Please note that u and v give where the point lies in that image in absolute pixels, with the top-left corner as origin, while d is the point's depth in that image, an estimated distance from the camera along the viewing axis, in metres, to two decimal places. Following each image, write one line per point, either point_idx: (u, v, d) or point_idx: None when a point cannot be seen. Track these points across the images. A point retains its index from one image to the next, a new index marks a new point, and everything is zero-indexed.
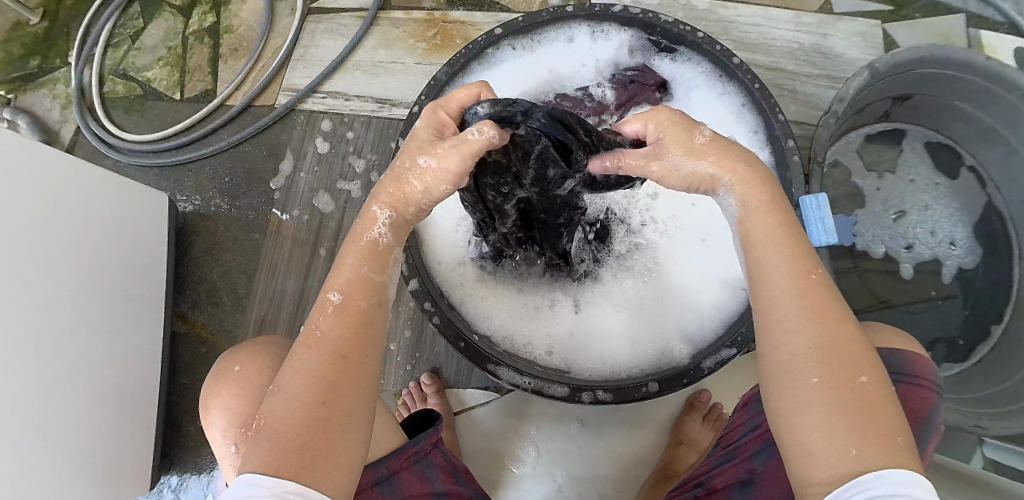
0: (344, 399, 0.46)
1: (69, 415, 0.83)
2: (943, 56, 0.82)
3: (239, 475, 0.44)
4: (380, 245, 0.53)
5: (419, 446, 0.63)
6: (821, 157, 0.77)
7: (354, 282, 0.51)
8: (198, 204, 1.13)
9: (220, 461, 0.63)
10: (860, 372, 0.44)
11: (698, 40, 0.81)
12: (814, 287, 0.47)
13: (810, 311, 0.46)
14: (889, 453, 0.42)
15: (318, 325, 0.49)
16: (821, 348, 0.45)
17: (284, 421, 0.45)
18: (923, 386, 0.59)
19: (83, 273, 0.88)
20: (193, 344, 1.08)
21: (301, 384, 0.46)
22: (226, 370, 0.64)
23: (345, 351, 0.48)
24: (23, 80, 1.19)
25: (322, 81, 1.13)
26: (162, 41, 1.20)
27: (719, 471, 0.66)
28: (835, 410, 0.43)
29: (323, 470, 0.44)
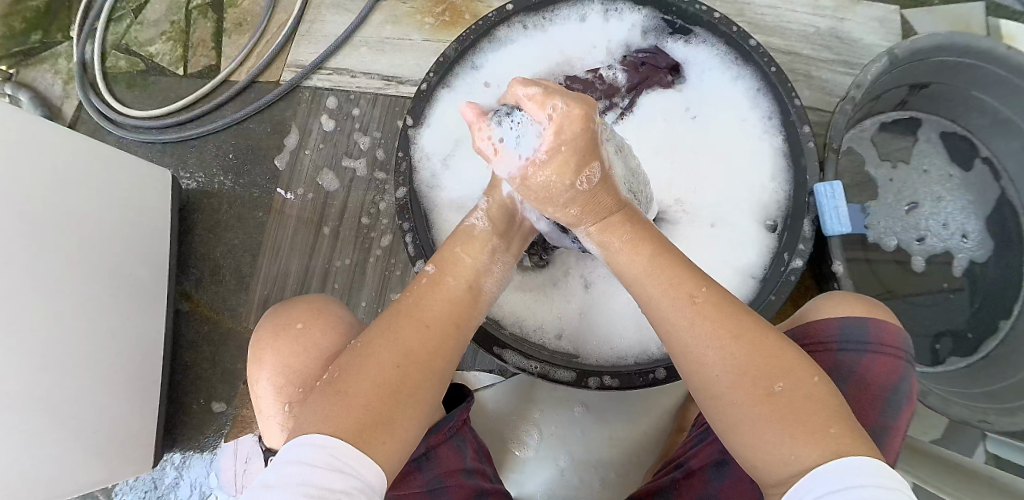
0: (416, 371, 0.49)
1: (69, 396, 0.83)
2: (963, 43, 0.81)
3: (296, 435, 0.45)
4: (476, 227, 0.60)
5: (453, 423, 0.62)
6: (837, 145, 0.76)
7: (451, 265, 0.56)
8: (202, 180, 1.11)
9: (263, 422, 0.64)
10: (778, 379, 0.47)
11: (714, 21, 0.78)
12: (701, 309, 0.50)
13: (717, 326, 0.50)
14: (824, 445, 0.44)
15: (418, 299, 0.53)
16: (741, 367, 0.48)
17: (365, 381, 0.47)
18: (886, 354, 0.61)
19: (84, 254, 0.87)
20: (195, 322, 1.07)
21: (379, 352, 0.49)
22: (281, 324, 0.63)
23: (429, 327, 0.51)
24: (24, 55, 1.17)
25: (328, 58, 1.11)
26: (165, 16, 1.18)
27: (695, 452, 0.67)
28: (768, 415, 0.46)
29: (380, 440, 0.45)
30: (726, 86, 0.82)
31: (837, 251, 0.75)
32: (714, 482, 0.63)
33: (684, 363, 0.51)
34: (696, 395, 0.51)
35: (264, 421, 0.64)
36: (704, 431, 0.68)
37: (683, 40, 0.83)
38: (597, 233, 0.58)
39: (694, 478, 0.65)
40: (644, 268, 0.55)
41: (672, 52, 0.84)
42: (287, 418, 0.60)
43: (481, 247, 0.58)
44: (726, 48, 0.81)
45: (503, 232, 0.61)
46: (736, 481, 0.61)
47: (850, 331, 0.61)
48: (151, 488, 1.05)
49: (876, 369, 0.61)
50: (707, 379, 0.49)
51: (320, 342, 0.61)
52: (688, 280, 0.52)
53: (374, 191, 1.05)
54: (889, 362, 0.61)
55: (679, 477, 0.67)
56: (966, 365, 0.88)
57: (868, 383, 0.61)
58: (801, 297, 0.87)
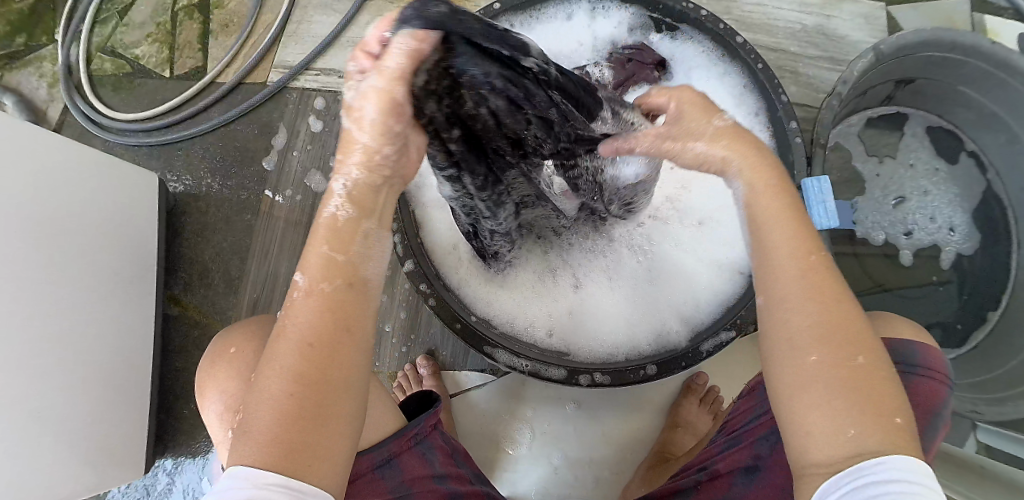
0: (320, 391, 0.43)
1: (56, 402, 0.82)
2: (948, 38, 0.81)
3: (223, 471, 0.43)
4: (343, 221, 0.47)
5: (418, 428, 0.63)
6: (824, 140, 0.76)
7: (319, 262, 0.46)
8: (190, 183, 1.11)
9: (218, 442, 0.63)
10: (860, 351, 0.44)
11: (702, 18, 0.78)
12: (815, 269, 0.46)
13: (821, 294, 0.45)
14: (886, 432, 0.42)
15: (288, 313, 0.45)
16: (825, 324, 0.44)
17: (261, 416, 0.43)
18: (936, 379, 0.60)
19: (75, 257, 0.86)
20: (185, 327, 1.06)
21: (272, 381, 0.43)
22: (222, 351, 0.64)
23: (313, 338, 0.44)
24: (9, 58, 1.16)
25: (315, 58, 1.10)
26: (151, 18, 1.17)
27: (723, 457, 0.66)
28: (851, 387, 0.43)
29: (306, 464, 0.42)
30: (715, 83, 0.82)
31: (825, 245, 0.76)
32: (741, 488, 0.62)
33: (767, 321, 0.47)
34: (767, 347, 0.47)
35: (219, 443, 0.63)
36: (737, 436, 0.66)
37: (670, 36, 0.84)
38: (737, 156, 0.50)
39: (721, 481, 0.64)
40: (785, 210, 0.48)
41: (659, 47, 0.84)
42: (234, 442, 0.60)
43: (352, 239, 0.47)
44: (712, 44, 0.81)
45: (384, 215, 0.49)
46: (766, 488, 0.61)
47: (901, 353, 0.60)
48: (143, 495, 1.04)
49: (926, 393, 0.59)
50: (790, 343, 0.45)
51: (252, 366, 0.61)
52: (809, 236, 0.47)
53: None
54: (935, 386, 0.60)
55: (703, 480, 0.66)
56: (957, 356, 0.89)
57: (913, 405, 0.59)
58: None
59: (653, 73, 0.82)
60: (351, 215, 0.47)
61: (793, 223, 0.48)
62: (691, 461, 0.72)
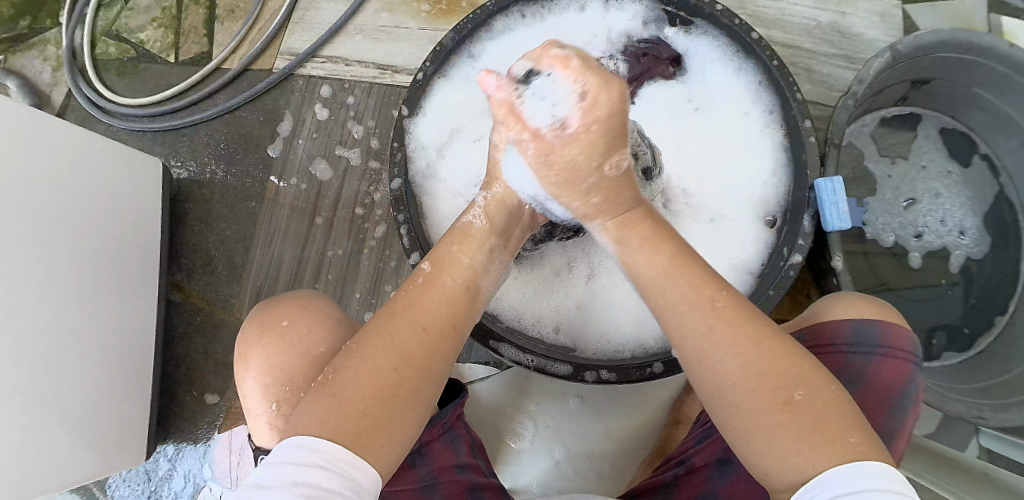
0: (414, 372, 0.47)
1: (59, 388, 0.81)
2: (965, 40, 0.80)
3: (286, 437, 0.44)
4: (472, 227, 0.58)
5: (447, 418, 0.61)
6: (838, 139, 0.75)
7: (446, 260, 0.55)
8: (194, 170, 1.10)
9: (251, 418, 0.62)
10: (796, 388, 0.46)
11: (716, 12, 0.77)
12: (722, 313, 0.50)
13: (744, 337, 0.49)
14: (840, 452, 0.43)
15: (410, 296, 0.51)
16: (750, 375, 0.47)
17: (357, 382, 0.46)
18: (896, 358, 0.62)
19: (79, 243, 0.86)
20: (188, 313, 1.06)
21: (373, 353, 0.47)
22: (269, 321, 0.62)
23: (426, 324, 0.50)
24: (13, 41, 1.14)
25: (322, 46, 1.09)
26: (156, 2, 1.16)
27: (698, 450, 0.67)
28: (790, 422, 0.45)
29: (377, 442, 0.45)
30: (729, 80, 0.80)
31: (836, 247, 0.74)
32: (717, 481, 0.63)
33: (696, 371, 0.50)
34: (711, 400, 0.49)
35: (254, 419, 0.62)
36: (708, 429, 0.67)
37: (684, 30, 0.81)
38: (614, 228, 0.57)
39: (697, 475, 0.65)
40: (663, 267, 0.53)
41: (673, 41, 0.82)
42: (275, 416, 0.60)
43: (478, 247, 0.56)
44: (728, 41, 0.79)
45: (500, 230, 0.59)
46: (739, 480, 0.61)
47: (862, 334, 0.62)
48: (144, 481, 1.04)
49: (887, 373, 0.61)
50: (723, 387, 0.48)
51: (309, 340, 0.60)
52: (706, 283, 0.52)
53: (368, 181, 1.04)
54: (898, 365, 0.62)
55: (681, 474, 0.67)
56: (961, 361, 0.89)
57: (878, 387, 0.61)
58: (800, 293, 0.87)
59: (667, 69, 0.82)
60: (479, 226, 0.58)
61: (679, 268, 0.53)
62: (674, 451, 0.72)
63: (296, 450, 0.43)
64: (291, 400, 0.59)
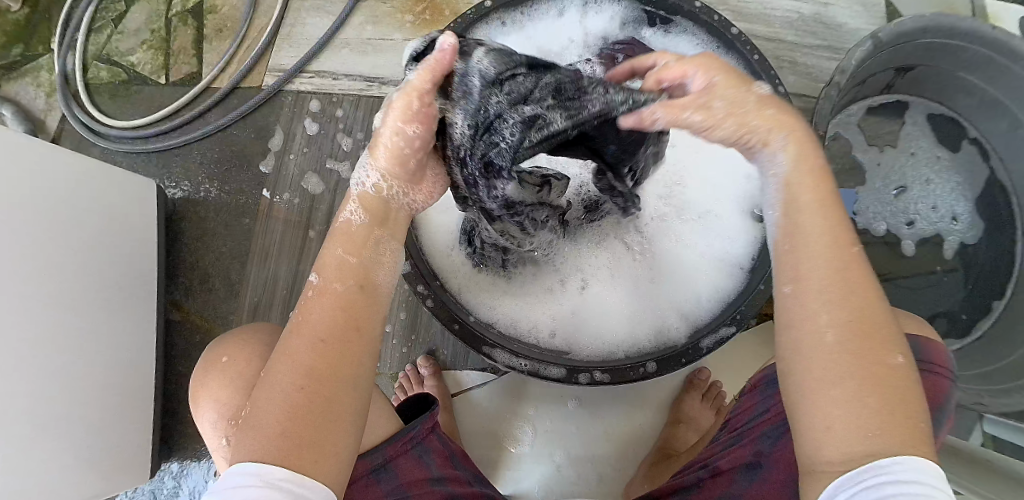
0: (327, 390, 0.46)
1: (64, 412, 0.82)
2: (949, 25, 0.79)
3: (229, 469, 0.44)
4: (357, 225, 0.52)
5: (416, 432, 0.62)
6: (822, 131, 0.74)
7: (335, 265, 0.50)
8: (188, 189, 1.10)
9: (213, 451, 0.64)
10: (890, 354, 0.43)
11: (695, 10, 0.77)
12: (854, 261, 0.46)
13: (854, 290, 0.45)
14: (909, 438, 0.41)
15: (305, 312, 0.48)
16: (858, 325, 0.44)
17: (272, 410, 0.45)
18: (939, 374, 0.60)
19: (78, 268, 0.87)
20: (187, 331, 1.06)
21: (282, 377, 0.46)
22: (213, 360, 0.64)
23: (326, 337, 0.47)
24: (6, 69, 1.16)
25: (309, 61, 1.10)
26: (145, 24, 1.17)
27: (726, 453, 0.66)
28: (873, 386, 0.42)
29: (309, 461, 0.44)
30: None
31: None
32: (742, 486, 0.62)
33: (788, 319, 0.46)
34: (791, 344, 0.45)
35: (216, 450, 0.64)
36: (739, 434, 0.66)
37: (663, 30, 0.82)
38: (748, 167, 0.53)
39: (724, 479, 0.63)
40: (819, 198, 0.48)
41: (652, 42, 0.83)
42: (228, 449, 0.60)
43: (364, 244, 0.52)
44: (707, 36, 0.80)
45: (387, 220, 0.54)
46: (764, 485, 0.61)
47: (905, 347, 0.61)
48: None
49: (927, 389, 0.60)
50: (812, 334, 0.44)
51: (248, 372, 0.61)
52: (844, 229, 0.47)
53: None
54: (940, 380, 0.61)
55: (705, 477, 0.66)
56: (961, 347, 0.88)
57: (919, 404, 0.60)
58: None
59: None
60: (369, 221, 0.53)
61: (829, 205, 0.48)
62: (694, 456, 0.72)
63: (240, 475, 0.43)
64: (240, 431, 0.60)
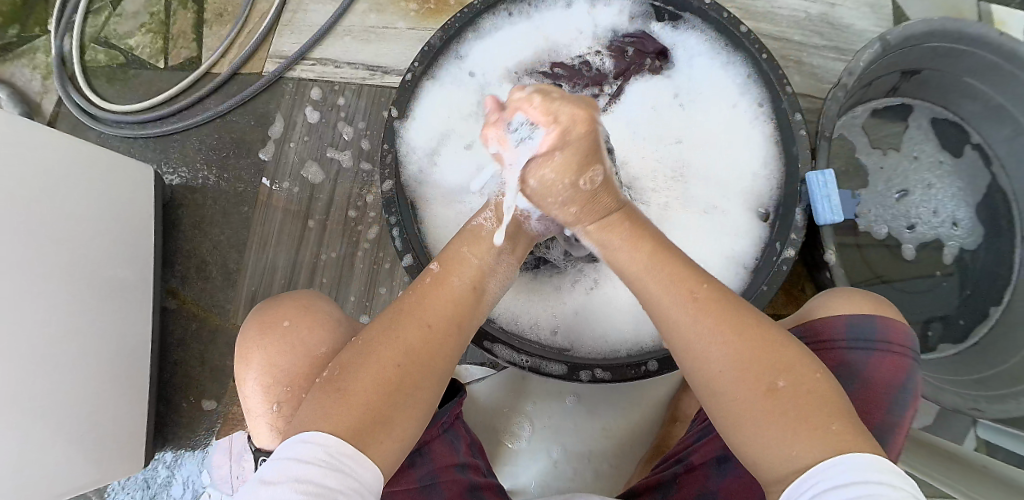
0: (417, 371, 0.48)
1: (59, 400, 0.82)
2: (956, 28, 0.79)
3: (297, 433, 0.45)
4: (483, 230, 0.59)
5: (445, 418, 0.62)
6: (829, 132, 0.74)
7: (455, 261, 0.56)
8: (186, 175, 1.09)
9: (251, 419, 0.62)
10: (778, 378, 0.46)
11: (704, 7, 0.77)
12: (707, 303, 0.50)
13: (720, 330, 0.48)
14: (829, 440, 0.43)
15: (423, 298, 0.52)
16: (734, 367, 0.47)
17: (364, 379, 0.47)
18: (895, 352, 0.62)
19: (75, 254, 0.86)
20: (184, 318, 1.06)
21: (382, 349, 0.48)
22: (269, 322, 0.61)
23: (432, 323, 0.51)
24: (2, 49, 1.14)
25: (311, 49, 1.09)
26: (144, 7, 1.15)
27: (697, 448, 0.67)
28: (769, 417, 0.45)
29: (378, 438, 0.45)
30: (717, 72, 0.80)
31: (828, 240, 0.73)
32: (716, 479, 0.63)
33: (683, 356, 0.50)
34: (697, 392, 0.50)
35: (254, 419, 0.62)
36: (706, 427, 0.68)
37: (673, 26, 0.81)
38: (597, 232, 0.57)
39: (697, 473, 0.65)
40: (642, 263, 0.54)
41: (660, 36, 0.82)
42: (277, 416, 0.59)
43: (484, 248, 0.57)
44: (716, 34, 0.79)
45: (511, 236, 0.60)
46: (737, 478, 0.62)
47: (859, 328, 0.62)
48: (143, 488, 1.03)
49: (884, 368, 0.61)
50: (714, 378, 0.48)
51: (310, 341, 0.60)
52: (687, 274, 0.52)
53: (360, 183, 1.04)
54: (896, 360, 0.62)
55: (680, 472, 0.67)
56: (958, 352, 0.88)
57: (875, 384, 0.61)
58: (794, 286, 0.87)
59: (654, 62, 0.82)
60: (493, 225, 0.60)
61: (659, 264, 0.53)
62: (670, 450, 0.73)
63: (291, 447, 0.43)
64: (292, 400, 0.59)
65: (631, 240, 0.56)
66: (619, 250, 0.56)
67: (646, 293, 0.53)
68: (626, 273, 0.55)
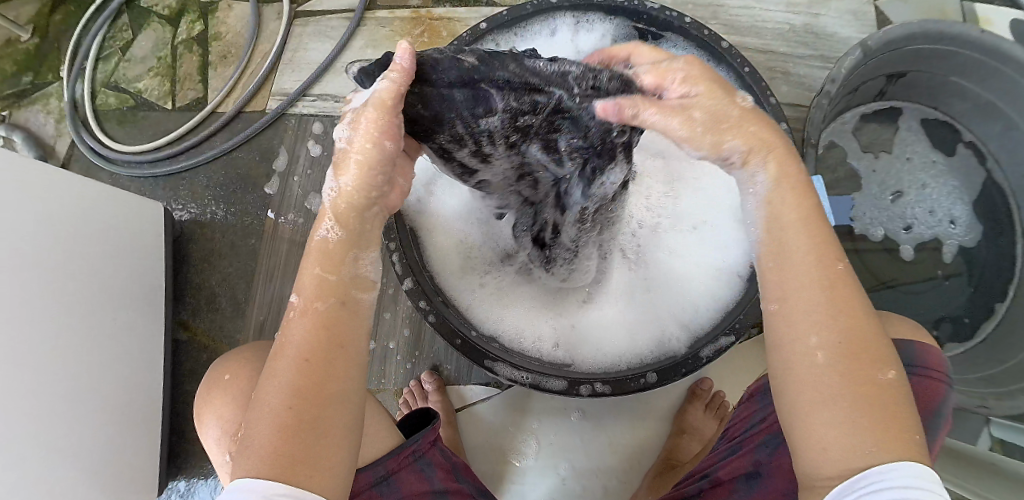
0: (314, 406, 0.44)
1: (75, 433, 0.84)
2: (936, 30, 0.80)
3: (230, 482, 0.44)
4: (330, 243, 0.49)
5: (416, 445, 0.63)
6: (815, 139, 0.74)
7: (311, 285, 0.48)
8: (194, 211, 1.13)
9: (221, 469, 0.63)
10: (881, 367, 0.44)
11: (686, 25, 0.79)
12: (839, 280, 0.46)
13: (840, 304, 0.45)
14: (898, 445, 0.42)
15: (285, 331, 0.47)
16: (848, 343, 0.44)
17: (260, 430, 0.44)
18: (935, 378, 0.58)
19: (91, 289, 0.89)
20: (194, 351, 1.08)
21: (269, 395, 0.45)
22: (217, 379, 0.64)
23: (309, 354, 0.45)
24: (17, 97, 1.19)
25: (311, 84, 1.13)
26: (152, 52, 1.20)
27: (725, 463, 0.66)
28: (870, 400, 0.43)
29: (304, 475, 0.43)
30: None
31: None
32: (743, 495, 0.62)
33: (782, 323, 0.46)
34: (780, 360, 0.46)
35: (223, 470, 0.63)
36: (736, 442, 0.66)
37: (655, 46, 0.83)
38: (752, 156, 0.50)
39: (723, 489, 0.64)
40: (801, 212, 0.48)
41: None
42: (230, 466, 0.60)
43: (337, 261, 0.49)
44: (698, 51, 0.81)
45: (365, 233, 0.51)
46: (765, 493, 0.60)
47: (903, 351, 0.58)
48: None
49: (921, 393, 0.58)
50: (810, 352, 0.44)
51: (246, 387, 0.61)
52: (831, 246, 0.47)
53: None
54: (934, 385, 0.59)
55: (706, 487, 0.66)
56: (965, 350, 0.88)
57: (916, 405, 0.58)
58: None
59: None
60: (339, 235, 0.50)
61: (813, 229, 0.48)
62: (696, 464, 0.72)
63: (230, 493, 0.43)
64: None
65: (800, 195, 0.49)
66: (785, 192, 0.49)
67: (782, 247, 0.48)
68: (770, 229, 0.49)
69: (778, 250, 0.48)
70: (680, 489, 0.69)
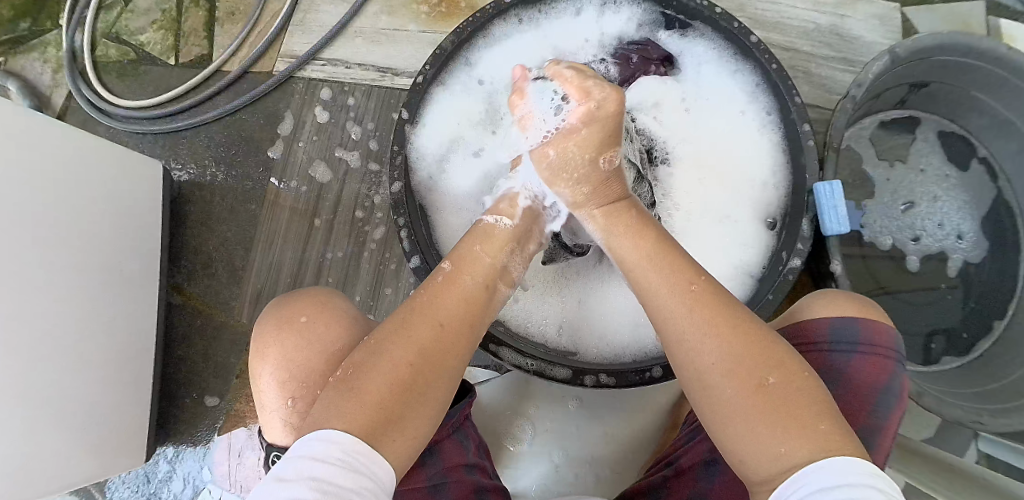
0: (428, 367, 0.50)
1: (63, 395, 0.82)
2: (964, 44, 0.79)
3: (315, 431, 0.46)
4: (495, 232, 0.61)
5: (454, 419, 0.62)
6: (837, 143, 0.74)
7: (462, 260, 0.57)
8: (194, 172, 1.10)
9: (264, 415, 0.62)
10: (770, 373, 0.49)
11: (715, 16, 0.76)
12: (697, 299, 0.53)
13: (711, 323, 0.52)
14: (812, 439, 0.46)
15: (424, 295, 0.54)
16: (726, 359, 0.50)
17: (378, 377, 0.48)
18: (877, 355, 0.63)
19: (85, 248, 0.87)
20: (188, 316, 1.06)
21: (392, 348, 0.49)
22: (289, 319, 0.62)
23: (445, 320, 0.52)
24: (12, 42, 1.14)
25: (322, 49, 1.10)
26: (156, 4, 1.16)
27: (686, 450, 0.69)
28: (766, 407, 0.48)
29: (392, 435, 0.47)
30: (724, 81, 0.81)
31: (834, 250, 0.74)
32: (705, 483, 0.65)
33: (677, 350, 0.53)
34: (687, 389, 0.53)
35: (269, 416, 0.61)
36: (696, 430, 0.71)
37: (680, 34, 0.82)
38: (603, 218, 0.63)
39: (685, 476, 0.67)
40: (648, 255, 0.57)
41: (667, 45, 0.83)
42: (293, 411, 0.59)
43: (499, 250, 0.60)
44: (725, 44, 0.79)
45: (519, 235, 0.63)
46: (726, 482, 0.63)
47: (842, 333, 0.63)
48: (144, 483, 1.04)
49: (864, 370, 0.63)
50: (703, 370, 0.51)
51: (326, 338, 0.60)
52: (687, 270, 0.55)
53: (368, 184, 1.04)
54: (881, 364, 0.63)
55: (670, 476, 0.69)
56: (960, 365, 0.88)
57: (859, 384, 0.63)
58: (797, 295, 0.87)
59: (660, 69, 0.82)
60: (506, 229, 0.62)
61: (664, 259, 0.56)
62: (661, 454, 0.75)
63: (302, 445, 0.45)
64: (306, 398, 0.59)
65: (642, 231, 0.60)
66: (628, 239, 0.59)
67: (646, 286, 0.57)
68: (629, 265, 0.59)
69: (645, 294, 0.56)
70: (645, 478, 0.72)
